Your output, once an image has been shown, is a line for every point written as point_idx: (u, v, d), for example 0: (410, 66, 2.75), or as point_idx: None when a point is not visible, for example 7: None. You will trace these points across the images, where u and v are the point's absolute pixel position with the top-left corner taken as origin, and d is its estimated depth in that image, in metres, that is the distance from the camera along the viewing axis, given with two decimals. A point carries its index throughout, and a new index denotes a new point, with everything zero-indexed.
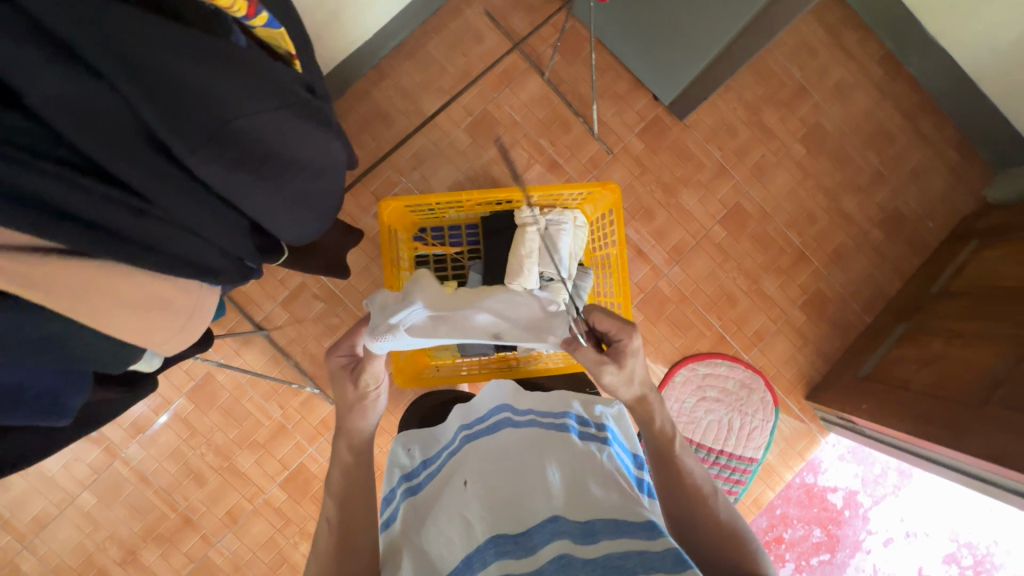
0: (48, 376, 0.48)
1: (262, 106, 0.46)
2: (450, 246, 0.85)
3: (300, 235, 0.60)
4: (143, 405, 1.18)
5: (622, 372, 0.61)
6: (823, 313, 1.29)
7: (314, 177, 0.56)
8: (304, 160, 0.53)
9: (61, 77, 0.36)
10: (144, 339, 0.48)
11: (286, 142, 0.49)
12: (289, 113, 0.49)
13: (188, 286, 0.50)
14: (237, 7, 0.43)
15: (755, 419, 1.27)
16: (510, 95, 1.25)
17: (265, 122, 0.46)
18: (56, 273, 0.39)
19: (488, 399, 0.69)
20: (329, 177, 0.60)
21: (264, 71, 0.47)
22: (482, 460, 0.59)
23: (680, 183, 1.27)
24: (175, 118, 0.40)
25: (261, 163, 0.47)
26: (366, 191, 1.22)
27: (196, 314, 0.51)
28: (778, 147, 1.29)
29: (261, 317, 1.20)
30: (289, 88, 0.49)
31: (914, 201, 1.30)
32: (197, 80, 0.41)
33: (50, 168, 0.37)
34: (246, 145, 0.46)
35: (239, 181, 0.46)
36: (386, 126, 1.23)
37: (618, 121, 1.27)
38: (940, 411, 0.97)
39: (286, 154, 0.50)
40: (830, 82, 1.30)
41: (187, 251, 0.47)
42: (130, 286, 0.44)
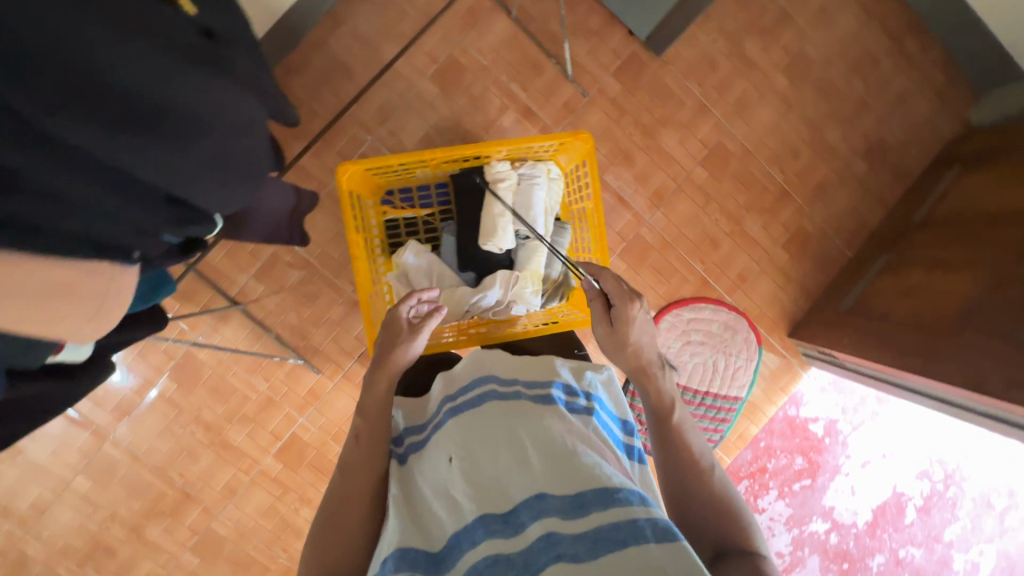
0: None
1: (135, 52, 0.37)
2: (420, 208, 0.82)
3: (231, 204, 0.52)
4: (125, 388, 1.16)
5: (612, 333, 0.69)
6: (806, 250, 1.28)
7: (235, 139, 0.48)
8: (214, 117, 0.44)
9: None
10: (56, 330, 0.46)
11: (183, 96, 0.41)
12: (178, 60, 0.40)
13: (100, 271, 0.47)
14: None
15: (739, 359, 1.29)
16: (476, 38, 1.17)
17: (146, 73, 0.38)
18: None
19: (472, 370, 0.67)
20: (255, 135, 0.51)
21: (138, 11, 0.38)
22: (466, 428, 0.59)
23: (661, 123, 1.22)
24: (18, 70, 0.33)
25: (153, 122, 0.40)
26: (331, 151, 1.15)
27: (111, 300, 0.49)
28: (760, 79, 1.23)
29: (235, 291, 1.16)
30: (172, 25, 0.40)
31: (898, 130, 1.27)
32: (40, 20, 0.33)
33: None
34: (129, 104, 0.38)
35: (129, 147, 0.39)
36: (346, 79, 1.14)
37: (593, 60, 1.19)
38: (919, 342, 0.99)
39: (185, 110, 0.42)
40: (814, 6, 1.22)
41: (82, 220, 0.42)
42: (32, 277, 0.41)
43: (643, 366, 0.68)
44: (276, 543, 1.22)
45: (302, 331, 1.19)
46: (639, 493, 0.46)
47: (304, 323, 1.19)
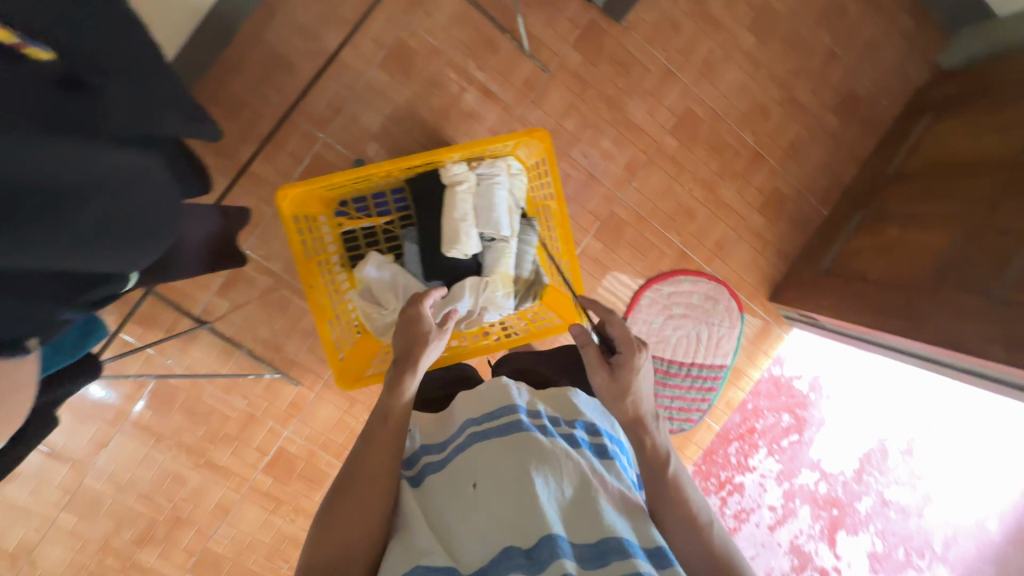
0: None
1: None
2: (378, 216, 0.77)
3: (128, 261, 0.48)
4: (98, 420, 1.13)
5: (613, 380, 0.68)
6: (782, 212, 1.27)
7: (122, 195, 0.44)
8: (98, 179, 0.41)
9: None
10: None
11: (53, 163, 0.37)
12: (36, 126, 0.36)
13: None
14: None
15: (722, 327, 1.29)
16: (424, 17, 1.09)
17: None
18: None
19: (496, 393, 0.62)
20: (145, 186, 0.47)
21: None
22: (492, 456, 0.56)
23: (626, 94, 1.17)
24: None
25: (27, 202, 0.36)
26: (282, 153, 1.09)
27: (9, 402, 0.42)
28: (725, 38, 1.18)
29: (199, 310, 1.11)
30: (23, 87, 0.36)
31: (868, 80, 1.24)
32: None
33: None
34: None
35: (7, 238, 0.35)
36: (288, 74, 1.07)
37: (550, 32, 1.13)
38: (897, 301, 0.98)
39: (60, 181, 0.38)
40: None
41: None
42: None
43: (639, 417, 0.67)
44: (276, 555, 1.22)
45: (276, 344, 1.15)
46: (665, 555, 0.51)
47: (277, 335, 1.15)
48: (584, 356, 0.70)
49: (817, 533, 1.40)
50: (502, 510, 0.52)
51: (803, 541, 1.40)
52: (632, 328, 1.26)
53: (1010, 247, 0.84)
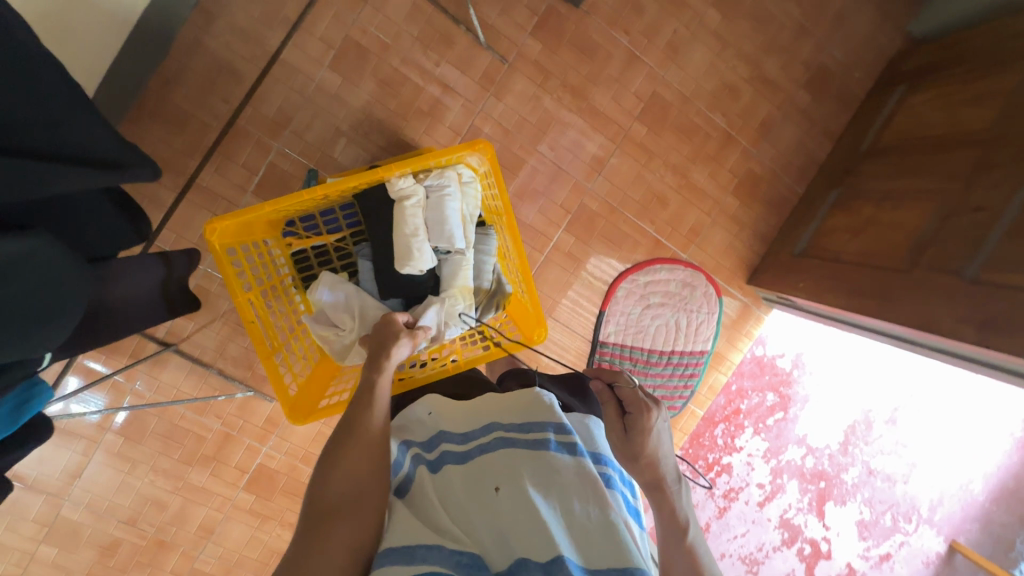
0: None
1: None
2: (328, 234, 0.74)
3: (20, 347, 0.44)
4: (69, 450, 1.10)
5: (627, 440, 0.68)
6: (756, 194, 1.24)
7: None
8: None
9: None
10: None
11: None
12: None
13: None
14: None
15: (701, 314, 1.27)
16: (373, 13, 1.04)
17: None
18: None
19: (530, 404, 0.61)
20: (36, 268, 0.43)
21: None
22: (519, 466, 0.55)
23: (590, 82, 1.13)
24: None
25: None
26: (234, 166, 1.04)
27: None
28: (690, 17, 1.14)
29: (163, 332, 1.08)
30: None
31: (838, 52, 1.20)
32: None
33: None
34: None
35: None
36: (233, 81, 1.02)
37: (507, 21, 1.08)
38: (871, 282, 0.97)
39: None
40: None
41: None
42: None
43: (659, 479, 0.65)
44: (265, 571, 1.21)
45: (247, 361, 1.12)
46: None
47: (247, 353, 1.12)
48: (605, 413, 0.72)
49: (806, 506, 1.41)
50: (527, 517, 0.50)
51: (792, 515, 1.41)
52: (609, 321, 1.24)
53: (982, 225, 0.83)
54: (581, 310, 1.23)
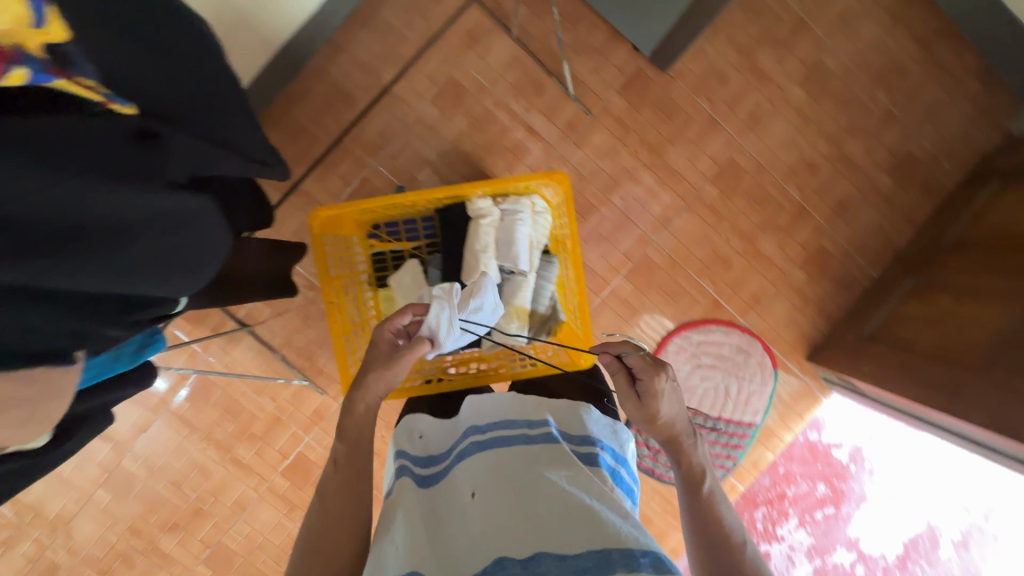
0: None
1: (49, 178, 0.34)
2: (406, 241, 0.81)
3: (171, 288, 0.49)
4: (141, 406, 1.21)
5: (644, 409, 0.66)
6: (825, 271, 1.22)
7: (168, 234, 0.45)
8: (148, 220, 0.42)
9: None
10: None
11: (109, 207, 0.38)
12: (99, 177, 0.38)
13: (33, 378, 0.40)
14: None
15: (753, 384, 1.23)
16: (477, 59, 1.15)
17: (57, 194, 0.35)
18: None
19: (499, 411, 0.69)
20: (194, 226, 0.48)
21: (51, 137, 0.35)
22: (492, 470, 0.61)
23: (667, 142, 1.18)
24: None
25: (84, 240, 0.37)
26: (333, 176, 1.16)
27: (45, 410, 0.42)
28: (774, 92, 1.17)
29: (242, 313, 1.19)
30: (95, 140, 0.38)
31: (928, 142, 1.19)
32: None
33: None
34: (53, 226, 0.35)
35: (68, 267, 0.37)
36: (347, 104, 1.15)
37: (596, 78, 1.16)
38: (943, 376, 0.92)
39: (117, 217, 0.39)
40: (833, 13, 1.15)
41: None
42: None
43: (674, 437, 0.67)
44: (283, 559, 1.25)
45: (308, 353, 1.21)
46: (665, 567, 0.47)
47: (309, 344, 1.21)
48: (613, 383, 0.69)
49: None
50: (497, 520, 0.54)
51: None
52: None
53: None
54: None
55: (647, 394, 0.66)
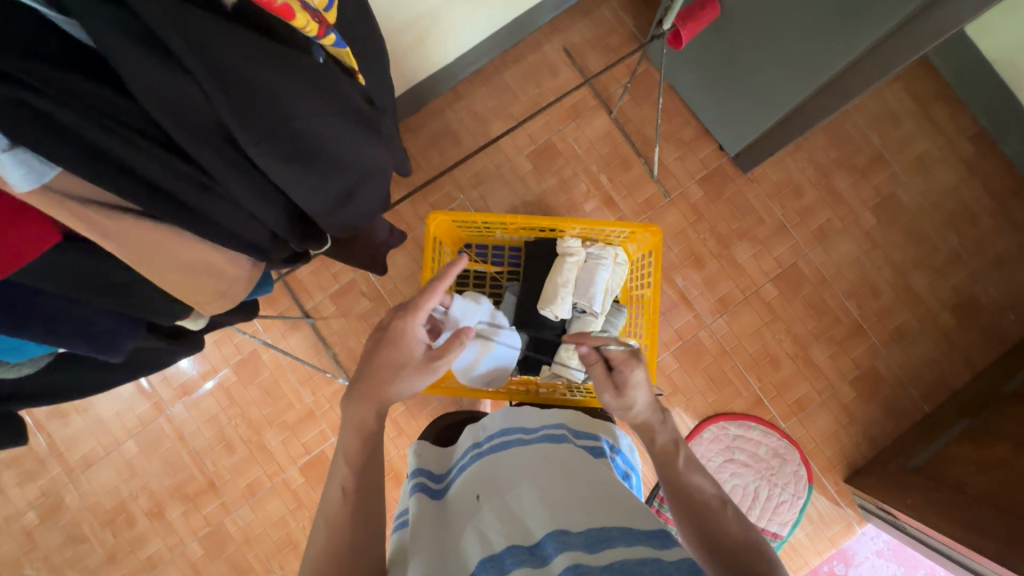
0: (110, 315, 0.48)
1: (322, 110, 0.45)
2: (492, 264, 0.91)
3: (346, 227, 0.58)
4: (192, 370, 1.28)
5: (620, 399, 0.68)
6: (875, 394, 1.21)
7: (366, 181, 0.54)
8: (355, 166, 0.51)
9: (129, 49, 0.35)
10: (192, 300, 0.49)
11: (343, 146, 0.48)
12: (344, 120, 0.47)
13: (237, 259, 0.52)
14: (310, 28, 0.40)
15: (785, 493, 1.19)
16: (576, 129, 1.28)
17: (322, 125, 0.45)
18: (133, 231, 0.41)
19: (496, 418, 0.70)
20: (381, 181, 0.58)
21: (329, 83, 0.45)
22: (493, 474, 0.61)
23: (736, 236, 1.25)
24: (243, 110, 0.40)
25: (312, 161, 0.46)
26: (425, 202, 1.28)
27: (239, 285, 0.53)
28: (846, 213, 1.24)
29: (310, 305, 1.27)
30: (348, 96, 0.47)
31: (994, 290, 1.21)
32: (267, 84, 0.40)
33: (136, 142, 0.39)
34: (301, 144, 0.44)
35: (294, 177, 0.46)
36: (453, 143, 1.29)
37: (680, 166, 1.27)
38: (994, 523, 0.87)
39: (345, 155, 0.49)
40: (911, 154, 1.23)
41: (224, 217, 0.47)
42: (188, 250, 0.46)
43: (645, 422, 0.67)
44: (275, 556, 1.23)
45: (357, 356, 1.26)
46: (667, 534, 0.48)
47: (360, 348, 1.26)
48: (591, 375, 0.71)
49: None
50: (500, 517, 0.53)
51: None
52: None
53: None
54: None
55: (623, 383, 0.69)
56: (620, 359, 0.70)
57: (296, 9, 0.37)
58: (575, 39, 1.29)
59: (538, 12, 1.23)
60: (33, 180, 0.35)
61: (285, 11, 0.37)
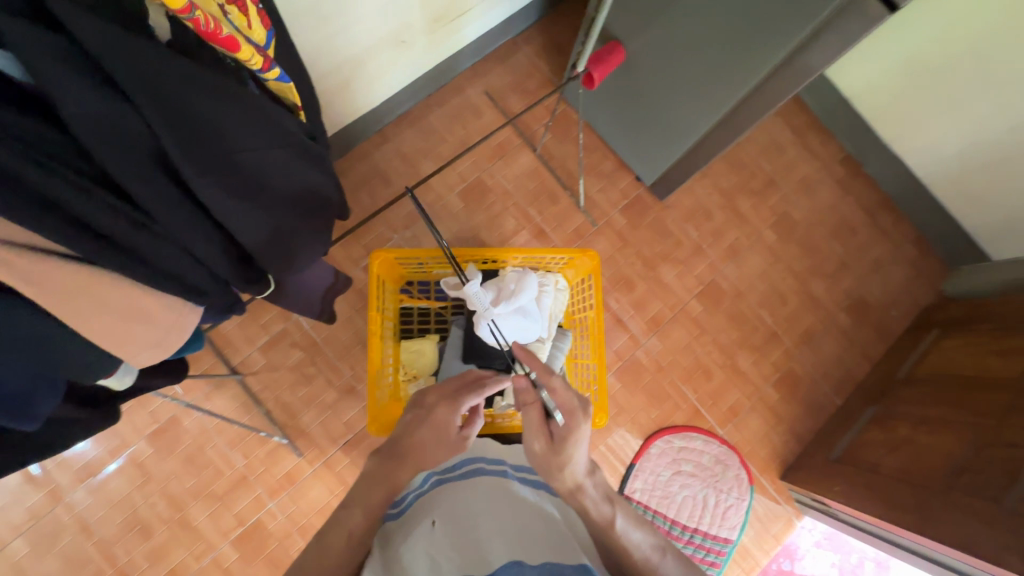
0: (22, 373, 0.45)
1: (266, 144, 0.46)
2: (435, 301, 0.94)
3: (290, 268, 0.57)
4: (98, 447, 1.13)
5: (552, 453, 0.62)
6: (795, 393, 1.32)
7: (307, 215, 0.55)
8: (298, 199, 0.52)
9: (70, 79, 0.33)
10: (119, 349, 0.46)
11: (285, 179, 0.49)
12: (286, 153, 0.49)
13: (175, 304, 0.48)
14: (254, 60, 0.43)
15: (730, 497, 1.25)
16: (503, 166, 1.34)
17: (266, 159, 0.46)
18: (51, 274, 0.38)
19: (461, 456, 0.72)
20: (321, 215, 0.59)
21: (275, 119, 0.46)
22: (453, 503, 0.60)
23: (660, 259, 1.34)
24: (190, 144, 0.40)
25: (256, 194, 0.47)
26: (358, 245, 1.26)
27: (177, 334, 0.50)
28: (750, 231, 1.37)
29: (237, 361, 1.18)
30: (291, 131, 0.49)
31: (877, 291, 1.38)
32: (215, 117, 0.41)
33: (70, 179, 0.36)
34: (246, 176, 0.45)
35: (239, 210, 0.46)
36: (384, 184, 1.29)
37: (603, 197, 1.35)
38: (909, 497, 0.97)
39: (285, 188, 0.50)
40: (797, 177, 1.41)
41: (163, 261, 0.44)
42: (119, 295, 0.43)
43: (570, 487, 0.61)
44: None
45: (293, 410, 1.18)
46: None
47: (296, 402, 1.19)
48: (524, 418, 0.65)
49: None
50: (456, 541, 0.52)
51: None
52: (638, 476, 1.24)
53: (1017, 460, 0.85)
54: (611, 456, 1.25)
55: (561, 432, 0.64)
56: (559, 408, 0.65)
57: (239, 38, 0.40)
58: (496, 83, 1.36)
59: (458, 59, 1.29)
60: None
61: (231, 43, 0.40)
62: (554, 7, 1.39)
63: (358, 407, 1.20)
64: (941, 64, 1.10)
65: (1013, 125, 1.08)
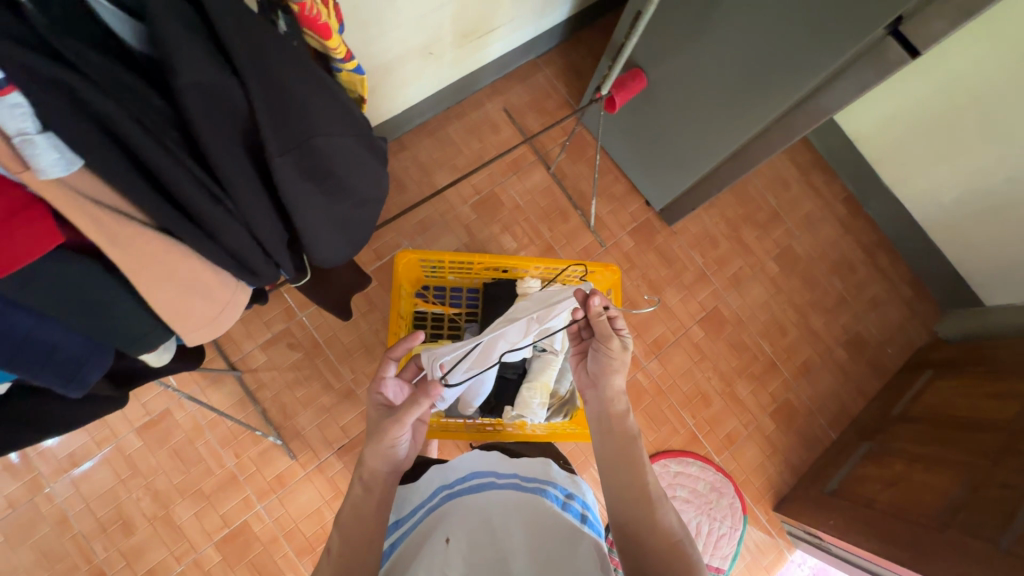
0: (78, 341, 0.49)
1: (341, 131, 0.51)
2: (448, 306, 1.02)
3: (331, 255, 0.61)
4: (84, 436, 1.10)
5: (626, 352, 0.73)
6: (791, 424, 1.33)
7: (358, 208, 0.59)
8: (358, 188, 0.57)
9: (194, 47, 0.39)
10: (178, 324, 0.51)
11: (349, 168, 0.54)
12: (356, 142, 0.54)
13: (227, 282, 0.54)
14: (339, 51, 0.54)
15: (724, 526, 1.25)
16: (516, 181, 1.36)
17: (339, 145, 0.51)
18: (135, 239, 0.43)
19: (467, 461, 0.71)
20: (373, 210, 0.63)
21: (347, 107, 0.53)
22: (464, 519, 0.59)
23: (664, 282, 1.36)
24: (275, 118, 0.45)
25: (322, 178, 0.52)
26: (368, 248, 1.26)
27: (229, 312, 0.56)
28: (754, 261, 1.40)
29: (237, 357, 1.17)
30: (359, 119, 0.55)
31: (874, 328, 1.40)
32: (302, 99, 0.46)
33: (166, 142, 0.41)
34: (319, 159, 0.50)
35: (305, 189, 0.50)
36: (398, 191, 1.30)
37: (612, 218, 1.37)
38: (904, 533, 0.97)
39: (348, 177, 0.55)
40: (801, 212, 1.44)
41: (227, 236, 0.48)
42: (186, 268, 0.48)
43: (616, 391, 0.71)
44: None
45: (289, 411, 1.17)
46: None
47: (294, 402, 1.17)
48: (602, 322, 0.72)
49: None
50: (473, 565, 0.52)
51: None
52: None
53: (1012, 500, 0.86)
54: None
55: (628, 339, 0.74)
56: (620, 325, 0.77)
57: (333, 30, 0.50)
58: (515, 101, 1.39)
59: (481, 74, 1.31)
60: (61, 167, 0.37)
61: (325, 32, 0.50)
62: (575, 33, 1.44)
63: (355, 412, 1.18)
64: (946, 114, 1.15)
65: (1011, 176, 1.13)
